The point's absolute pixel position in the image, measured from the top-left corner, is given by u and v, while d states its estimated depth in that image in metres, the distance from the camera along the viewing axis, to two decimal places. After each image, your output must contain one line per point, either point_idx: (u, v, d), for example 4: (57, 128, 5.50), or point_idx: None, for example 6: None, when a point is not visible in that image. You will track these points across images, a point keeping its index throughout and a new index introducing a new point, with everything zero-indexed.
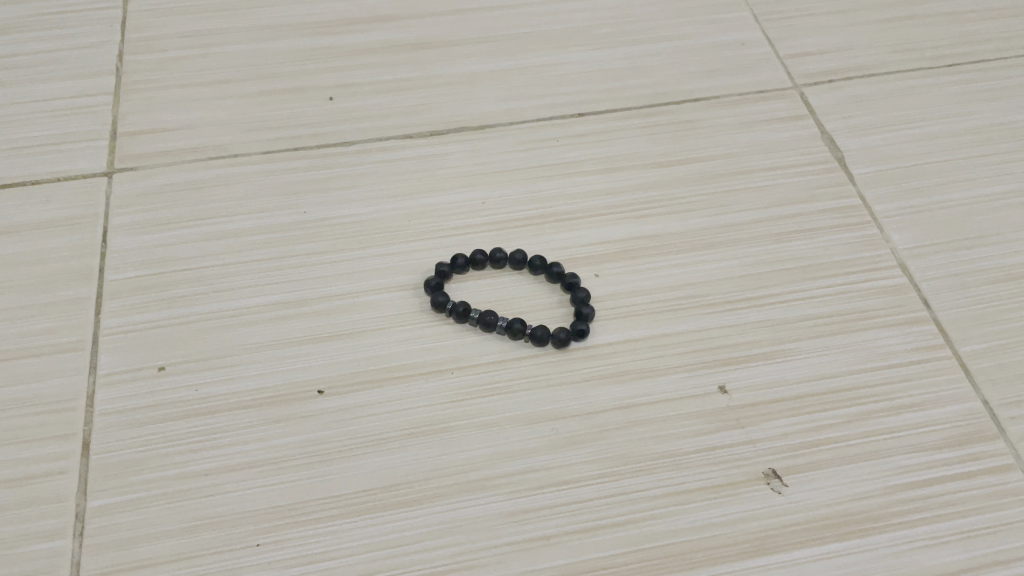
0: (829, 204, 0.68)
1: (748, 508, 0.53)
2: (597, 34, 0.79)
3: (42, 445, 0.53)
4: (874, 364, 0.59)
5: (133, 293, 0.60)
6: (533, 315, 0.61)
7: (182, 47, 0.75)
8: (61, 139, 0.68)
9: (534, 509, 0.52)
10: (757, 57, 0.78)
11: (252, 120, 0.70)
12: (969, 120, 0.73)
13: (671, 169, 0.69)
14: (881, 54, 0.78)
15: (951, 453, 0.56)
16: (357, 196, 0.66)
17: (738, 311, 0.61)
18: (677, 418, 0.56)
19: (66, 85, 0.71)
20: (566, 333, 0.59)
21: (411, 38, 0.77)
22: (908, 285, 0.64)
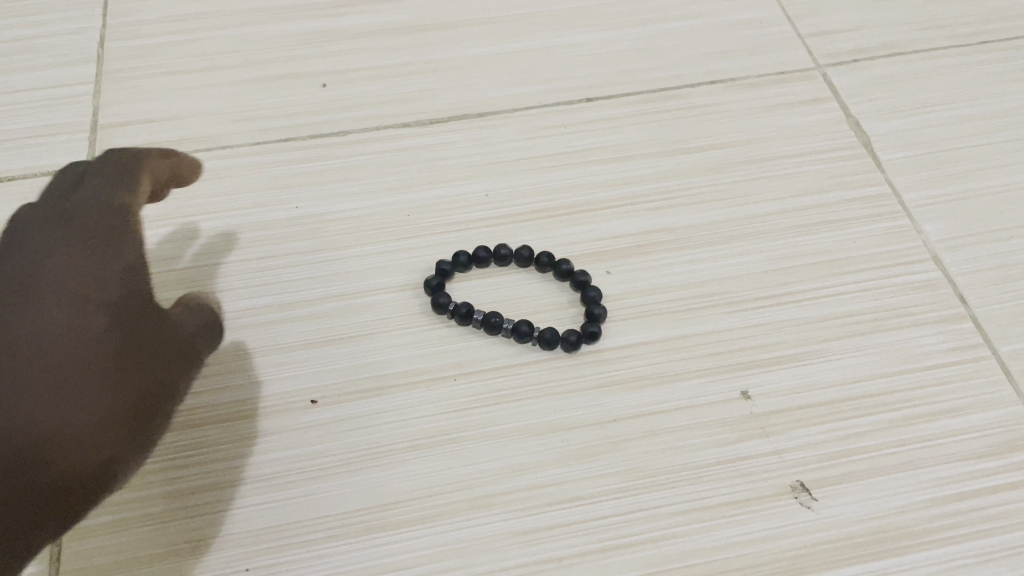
0: (856, 192, 0.64)
1: (778, 525, 0.49)
2: (606, 13, 0.74)
3: None
4: (909, 367, 0.55)
5: None
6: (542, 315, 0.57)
7: (167, 33, 0.70)
8: (38, 133, 0.64)
9: (546, 527, 0.49)
10: (777, 36, 0.73)
11: (241, 109, 0.66)
12: (1003, 102, 0.69)
13: (687, 157, 0.65)
14: (909, 31, 0.74)
15: (993, 463, 0.52)
16: (353, 190, 0.62)
17: (762, 310, 0.57)
18: (698, 427, 0.52)
19: (45, 74, 0.67)
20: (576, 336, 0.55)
21: (410, 20, 0.73)
22: (944, 279, 0.59)
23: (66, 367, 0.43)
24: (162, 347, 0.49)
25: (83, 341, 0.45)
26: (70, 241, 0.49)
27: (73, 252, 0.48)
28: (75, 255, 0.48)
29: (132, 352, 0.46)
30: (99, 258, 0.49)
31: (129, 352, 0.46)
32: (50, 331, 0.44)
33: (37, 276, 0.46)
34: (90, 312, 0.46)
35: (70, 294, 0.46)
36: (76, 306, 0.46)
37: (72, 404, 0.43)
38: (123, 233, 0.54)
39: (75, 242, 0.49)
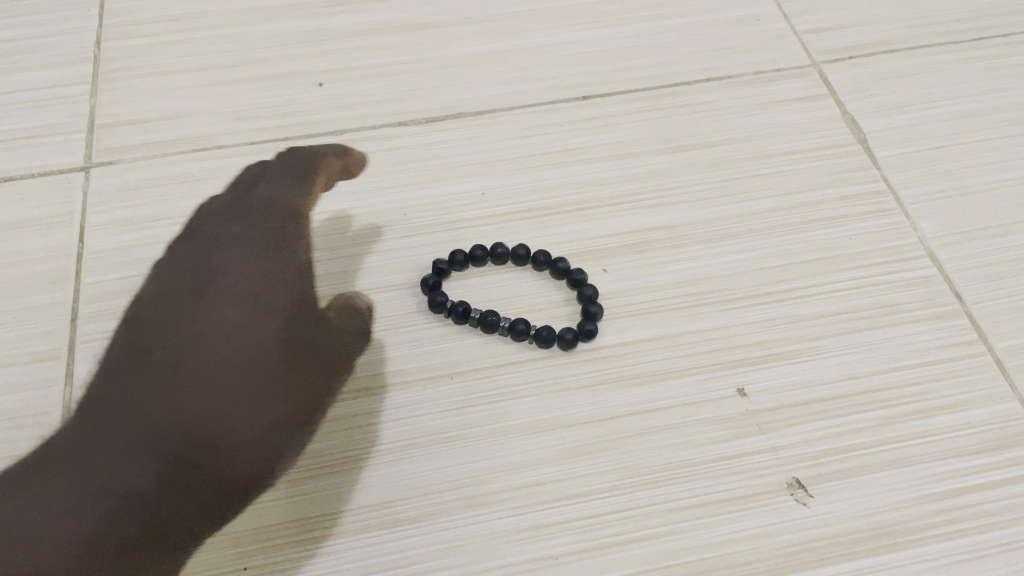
0: (851, 189, 0.64)
1: (773, 522, 0.49)
2: (602, 11, 0.74)
3: (17, 463, 0.50)
4: (904, 363, 0.55)
5: (113, 297, 0.57)
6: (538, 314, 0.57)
7: (163, 33, 0.70)
8: (35, 133, 0.64)
9: (543, 525, 0.49)
10: (772, 33, 0.73)
11: (238, 108, 0.66)
12: (998, 98, 0.69)
13: (682, 155, 0.65)
14: (904, 28, 0.74)
15: (988, 459, 0.52)
16: (349, 189, 0.62)
17: (758, 307, 0.58)
18: (694, 424, 0.53)
19: (41, 74, 0.67)
20: (574, 334, 0.55)
21: (406, 19, 0.73)
22: (939, 276, 0.59)
23: (239, 378, 0.53)
24: (291, 362, 0.54)
25: (253, 359, 0.54)
26: (254, 255, 0.58)
27: (255, 268, 0.58)
28: (253, 275, 0.57)
29: (272, 376, 0.53)
30: (296, 277, 0.58)
31: (273, 374, 0.53)
32: (240, 342, 0.54)
33: (219, 284, 0.57)
34: (262, 325, 0.55)
35: (250, 306, 0.56)
36: (257, 323, 0.55)
37: (242, 411, 0.52)
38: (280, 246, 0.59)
39: (277, 259, 0.58)
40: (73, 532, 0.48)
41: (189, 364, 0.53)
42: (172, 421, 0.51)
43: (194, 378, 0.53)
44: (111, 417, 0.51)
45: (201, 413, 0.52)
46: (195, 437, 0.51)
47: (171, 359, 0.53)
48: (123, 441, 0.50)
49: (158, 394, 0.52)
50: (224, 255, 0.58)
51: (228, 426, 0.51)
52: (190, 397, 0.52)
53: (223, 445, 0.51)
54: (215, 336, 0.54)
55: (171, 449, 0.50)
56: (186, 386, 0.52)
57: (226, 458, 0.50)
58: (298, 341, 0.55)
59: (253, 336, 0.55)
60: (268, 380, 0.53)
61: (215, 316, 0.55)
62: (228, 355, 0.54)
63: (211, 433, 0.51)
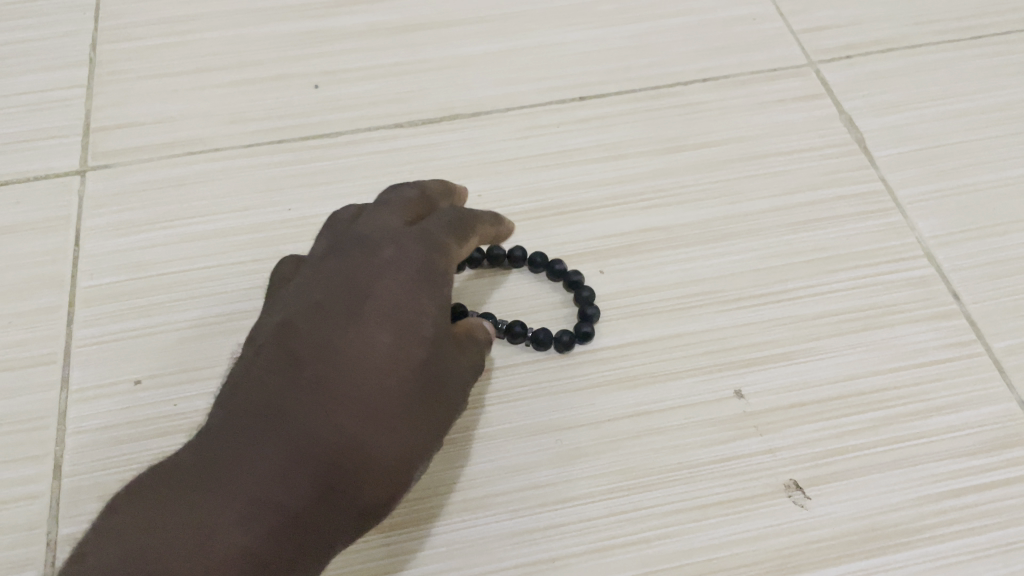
0: (848, 189, 0.64)
1: (771, 524, 0.49)
2: (599, 10, 0.74)
3: (13, 468, 0.50)
4: (902, 364, 0.55)
5: (109, 300, 0.56)
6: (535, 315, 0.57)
7: (158, 35, 0.70)
8: (31, 137, 0.64)
9: (541, 528, 0.49)
10: (769, 33, 0.73)
11: (234, 111, 0.66)
12: (996, 97, 0.69)
13: (679, 156, 0.65)
14: (902, 26, 0.73)
15: (986, 460, 0.52)
16: (345, 191, 0.62)
17: (755, 308, 0.57)
18: (691, 426, 0.52)
19: (37, 78, 0.67)
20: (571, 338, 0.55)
21: (402, 19, 0.72)
22: (937, 275, 0.59)
23: (384, 406, 0.41)
24: (436, 395, 0.43)
25: (403, 380, 0.42)
26: (415, 264, 0.44)
27: (415, 275, 0.44)
28: (419, 277, 0.44)
29: (419, 410, 0.42)
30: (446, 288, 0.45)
31: (418, 402, 0.42)
32: (389, 357, 0.42)
33: (379, 300, 0.43)
34: (410, 350, 0.42)
35: (396, 321, 0.43)
36: (419, 336, 0.43)
37: (381, 445, 0.41)
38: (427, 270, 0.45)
39: (427, 267, 0.45)
40: (211, 570, 0.36)
41: (351, 385, 0.41)
42: (279, 462, 0.39)
43: (362, 396, 0.41)
44: (269, 432, 0.40)
45: (341, 445, 0.40)
46: (334, 471, 0.40)
47: (313, 368, 0.41)
48: (261, 466, 0.39)
49: (305, 415, 0.40)
50: (391, 258, 0.44)
51: (363, 464, 0.40)
52: (328, 423, 0.40)
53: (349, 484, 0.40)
54: (364, 349, 0.42)
55: (298, 483, 0.39)
56: (333, 406, 0.40)
57: (342, 506, 0.40)
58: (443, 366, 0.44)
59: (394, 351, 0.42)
60: (410, 415, 0.42)
61: (373, 324, 0.42)
62: (376, 375, 0.41)
63: (355, 466, 0.40)
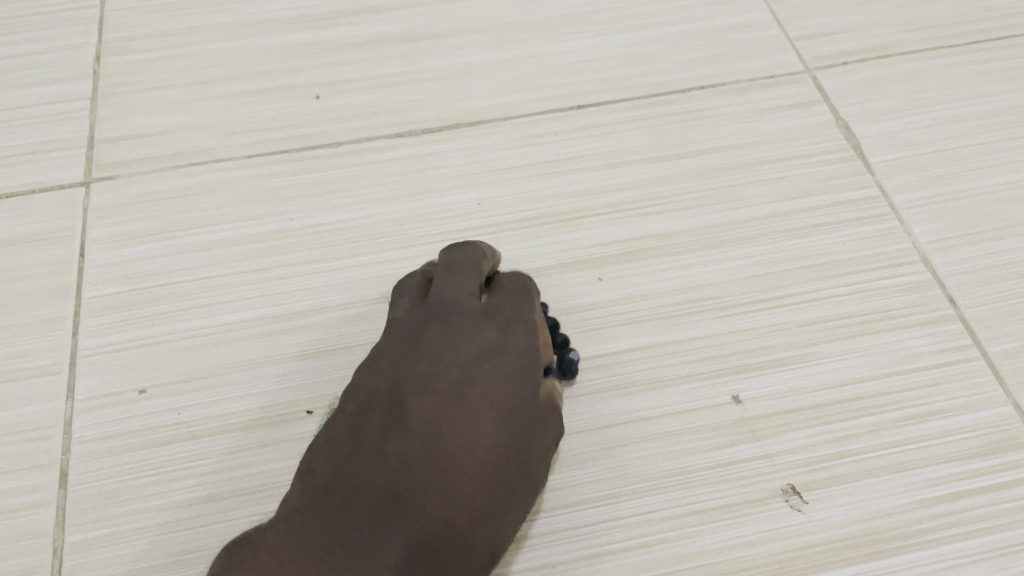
0: (845, 195, 0.64)
1: (768, 528, 0.50)
2: (597, 19, 0.74)
3: (20, 477, 0.51)
4: (898, 368, 0.56)
5: (113, 311, 0.57)
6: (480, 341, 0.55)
7: (162, 48, 0.71)
8: (36, 149, 0.65)
9: (540, 534, 0.49)
10: (767, 40, 0.73)
11: (236, 122, 0.67)
12: (991, 102, 0.69)
13: (677, 163, 0.66)
14: (899, 32, 0.74)
15: (982, 463, 0.52)
16: (346, 200, 0.63)
17: (752, 314, 0.58)
18: (689, 432, 0.53)
19: (42, 91, 0.68)
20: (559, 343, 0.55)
21: (402, 30, 0.73)
22: (933, 280, 0.60)
23: (494, 496, 0.43)
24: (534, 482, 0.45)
25: (509, 468, 0.44)
26: (516, 349, 0.48)
27: (514, 361, 0.47)
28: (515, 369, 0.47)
29: (521, 496, 0.44)
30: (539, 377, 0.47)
31: (521, 486, 0.44)
32: (495, 444, 0.44)
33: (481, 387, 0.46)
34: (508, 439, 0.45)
35: (499, 411, 0.45)
36: (520, 425, 0.45)
37: (490, 528, 0.43)
38: (522, 357, 0.47)
39: (518, 356, 0.47)
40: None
41: (467, 476, 0.43)
42: (394, 553, 0.40)
43: (467, 483, 0.43)
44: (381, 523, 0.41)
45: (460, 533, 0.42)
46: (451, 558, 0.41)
47: (429, 455, 0.43)
48: (385, 552, 0.40)
49: (423, 504, 0.42)
50: (493, 342, 0.47)
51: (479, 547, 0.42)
52: (448, 513, 0.42)
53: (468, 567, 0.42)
54: (471, 434, 0.44)
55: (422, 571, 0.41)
56: (453, 494, 0.42)
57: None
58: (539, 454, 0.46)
59: (503, 447, 0.44)
60: (514, 501, 0.44)
61: (479, 417, 0.45)
62: (486, 465, 0.44)
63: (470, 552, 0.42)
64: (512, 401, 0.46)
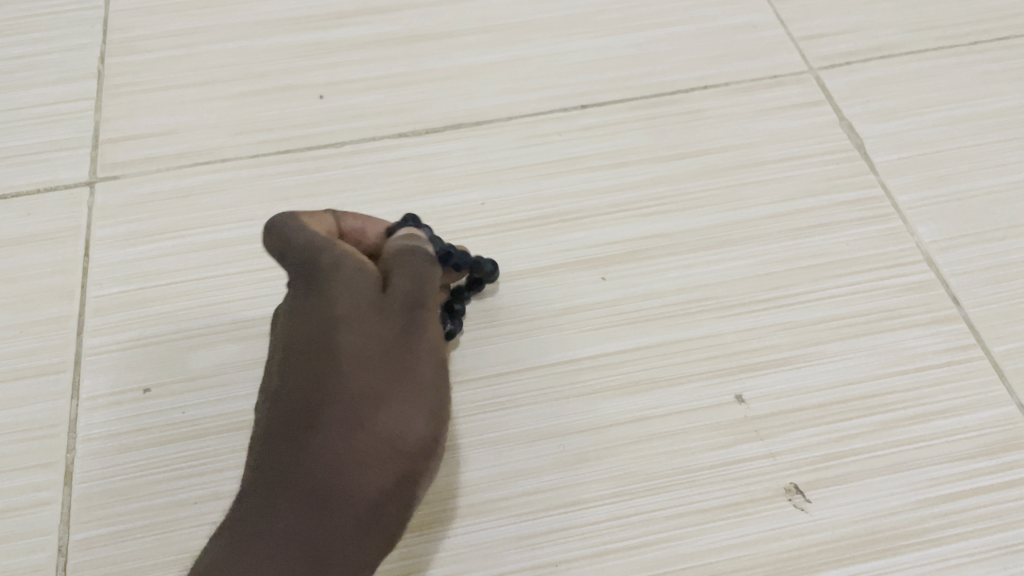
0: (849, 195, 0.64)
1: (772, 527, 0.50)
2: (600, 19, 0.75)
3: (24, 475, 0.51)
4: (902, 367, 0.56)
5: (118, 310, 0.57)
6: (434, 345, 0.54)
7: (166, 48, 0.71)
8: (41, 150, 0.65)
9: (543, 532, 0.50)
10: (770, 40, 0.73)
11: (240, 122, 0.67)
12: (994, 102, 0.69)
13: (680, 163, 0.66)
14: (902, 33, 0.74)
15: (986, 463, 0.52)
16: (350, 200, 0.63)
17: (756, 313, 0.58)
18: (691, 431, 0.53)
19: (48, 91, 0.69)
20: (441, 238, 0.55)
21: (405, 30, 0.73)
22: (936, 280, 0.60)
23: (370, 400, 0.45)
24: (394, 363, 0.47)
25: (366, 369, 0.46)
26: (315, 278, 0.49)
27: (318, 289, 0.48)
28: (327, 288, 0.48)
29: (405, 383, 0.46)
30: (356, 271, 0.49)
31: (400, 377, 0.46)
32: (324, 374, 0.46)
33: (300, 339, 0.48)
34: (339, 357, 0.46)
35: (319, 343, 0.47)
36: (358, 321, 0.48)
37: (360, 433, 0.45)
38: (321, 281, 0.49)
39: (325, 276, 0.49)
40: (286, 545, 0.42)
41: (332, 404, 0.45)
42: (282, 506, 0.43)
43: (320, 417, 0.45)
44: (269, 490, 0.44)
45: (364, 454, 0.44)
46: (336, 476, 0.43)
47: (281, 423, 0.46)
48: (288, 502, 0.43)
49: (300, 451, 0.44)
50: (297, 291, 0.49)
51: (388, 450, 0.45)
52: (316, 447, 0.44)
53: (394, 473, 0.44)
54: (304, 383, 0.46)
55: (348, 499, 0.43)
56: (332, 422, 0.45)
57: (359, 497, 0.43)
58: (398, 333, 0.48)
59: (353, 356, 0.46)
60: (396, 389, 0.46)
61: (319, 354, 0.47)
62: (330, 390, 0.46)
63: (381, 454, 0.44)
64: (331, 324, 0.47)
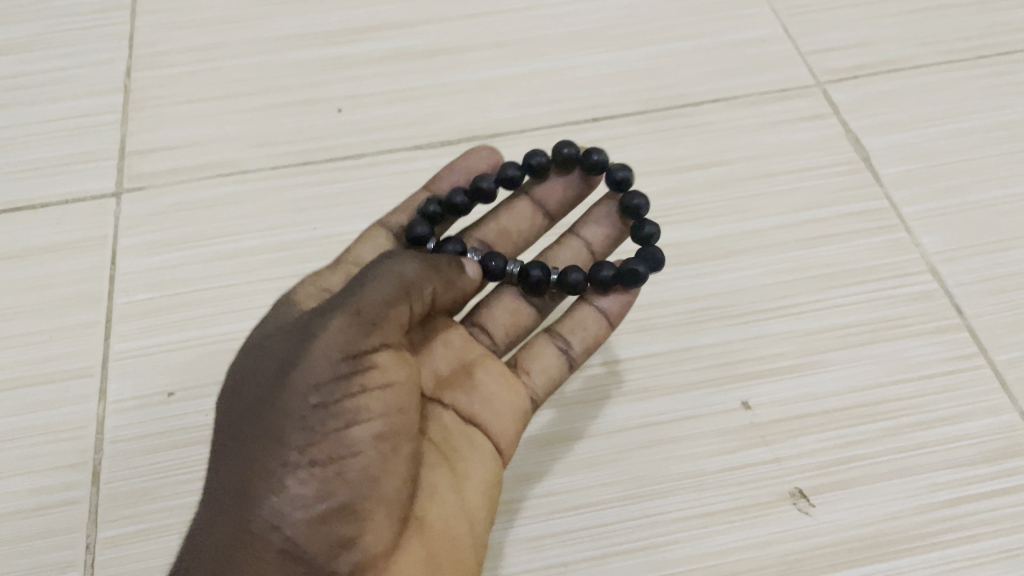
0: (855, 206, 0.66)
1: (775, 530, 0.51)
2: (612, 34, 0.76)
3: (53, 475, 0.53)
4: (906, 375, 0.57)
5: (143, 316, 0.59)
6: (579, 305, 0.55)
7: (190, 62, 0.73)
8: (69, 160, 0.67)
9: (553, 534, 0.51)
10: (779, 54, 0.75)
11: (261, 135, 0.69)
12: (999, 116, 0.71)
13: (690, 174, 0.67)
14: (909, 47, 0.75)
15: (987, 469, 0.53)
16: (367, 210, 0.65)
17: (763, 322, 0.59)
18: (700, 437, 0.54)
19: (75, 104, 0.71)
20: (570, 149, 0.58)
21: (421, 46, 0.75)
22: (940, 289, 0.61)
23: (240, 456, 0.41)
24: (267, 402, 0.42)
25: (243, 425, 0.42)
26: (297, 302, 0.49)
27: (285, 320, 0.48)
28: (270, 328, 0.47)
29: (277, 419, 0.41)
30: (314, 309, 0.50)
31: (267, 419, 0.41)
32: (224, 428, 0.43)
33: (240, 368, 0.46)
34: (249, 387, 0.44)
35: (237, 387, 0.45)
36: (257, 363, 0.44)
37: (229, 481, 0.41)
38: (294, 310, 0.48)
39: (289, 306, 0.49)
40: None
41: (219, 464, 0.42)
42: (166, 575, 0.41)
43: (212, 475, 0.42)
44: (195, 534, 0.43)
45: (224, 537, 0.40)
46: (202, 537, 0.40)
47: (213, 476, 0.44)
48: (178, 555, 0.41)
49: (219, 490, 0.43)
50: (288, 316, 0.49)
51: (249, 514, 0.39)
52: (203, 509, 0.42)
53: (255, 536, 0.39)
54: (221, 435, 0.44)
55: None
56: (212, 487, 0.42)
57: (216, 555, 0.39)
58: (281, 365, 0.42)
59: (242, 416, 0.42)
60: (266, 434, 0.41)
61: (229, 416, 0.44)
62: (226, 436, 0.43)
63: (239, 519, 0.39)
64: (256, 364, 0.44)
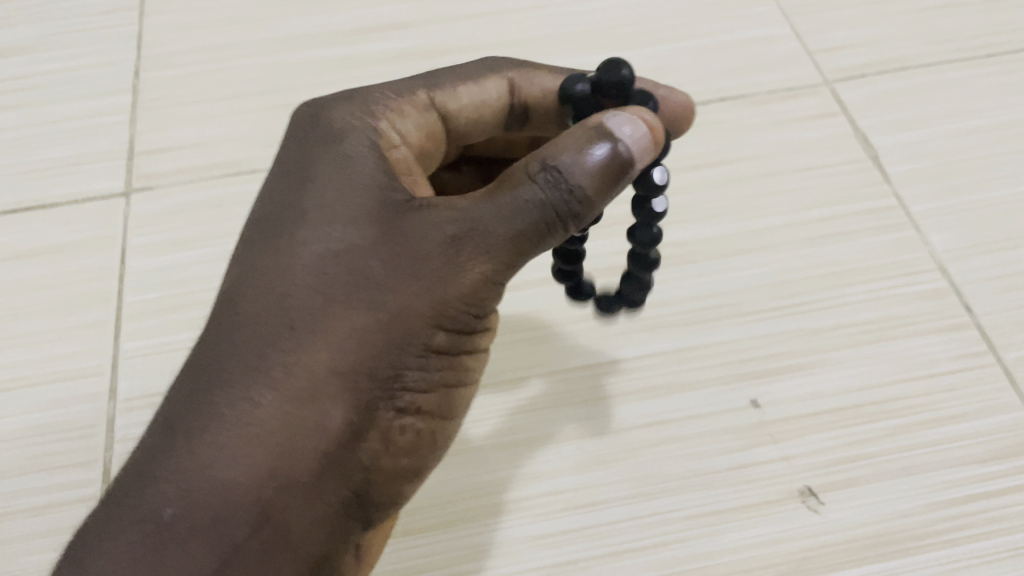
0: (863, 205, 0.65)
1: (784, 528, 0.51)
2: (619, 33, 0.76)
3: (64, 474, 0.53)
4: (915, 373, 0.57)
5: (152, 315, 0.60)
6: None
7: (198, 63, 0.74)
8: (78, 161, 0.67)
9: (563, 531, 0.51)
10: (786, 53, 0.75)
11: (269, 135, 0.69)
12: (1007, 114, 0.70)
13: (697, 174, 0.68)
14: (916, 46, 0.75)
15: (996, 467, 0.53)
16: None
17: (771, 321, 0.59)
18: (708, 436, 0.54)
19: (85, 104, 0.71)
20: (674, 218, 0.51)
21: (428, 45, 0.75)
22: (949, 287, 0.61)
23: (362, 366, 0.40)
24: (402, 316, 0.40)
25: (368, 328, 0.40)
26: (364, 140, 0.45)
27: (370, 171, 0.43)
28: (345, 188, 0.43)
29: (397, 345, 0.40)
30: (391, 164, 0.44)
31: (397, 341, 0.40)
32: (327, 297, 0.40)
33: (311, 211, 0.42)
34: (355, 262, 0.41)
35: (337, 251, 0.41)
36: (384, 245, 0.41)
37: (342, 385, 0.40)
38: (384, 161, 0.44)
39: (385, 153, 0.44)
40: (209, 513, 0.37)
41: (328, 349, 0.40)
42: (225, 453, 0.38)
43: (308, 353, 0.39)
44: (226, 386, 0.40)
45: (296, 453, 0.39)
46: (301, 438, 0.39)
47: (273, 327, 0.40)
48: (252, 436, 0.38)
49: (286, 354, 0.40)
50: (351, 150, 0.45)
51: (341, 444, 0.39)
52: (295, 395, 0.39)
53: (337, 467, 0.39)
54: (307, 294, 0.41)
55: (259, 508, 0.38)
56: (314, 376, 0.39)
57: (312, 470, 0.39)
58: (414, 273, 0.41)
59: (359, 307, 0.40)
60: (394, 359, 0.40)
61: (322, 285, 0.41)
62: (341, 316, 0.40)
63: (347, 447, 0.40)
64: (367, 231, 0.41)
